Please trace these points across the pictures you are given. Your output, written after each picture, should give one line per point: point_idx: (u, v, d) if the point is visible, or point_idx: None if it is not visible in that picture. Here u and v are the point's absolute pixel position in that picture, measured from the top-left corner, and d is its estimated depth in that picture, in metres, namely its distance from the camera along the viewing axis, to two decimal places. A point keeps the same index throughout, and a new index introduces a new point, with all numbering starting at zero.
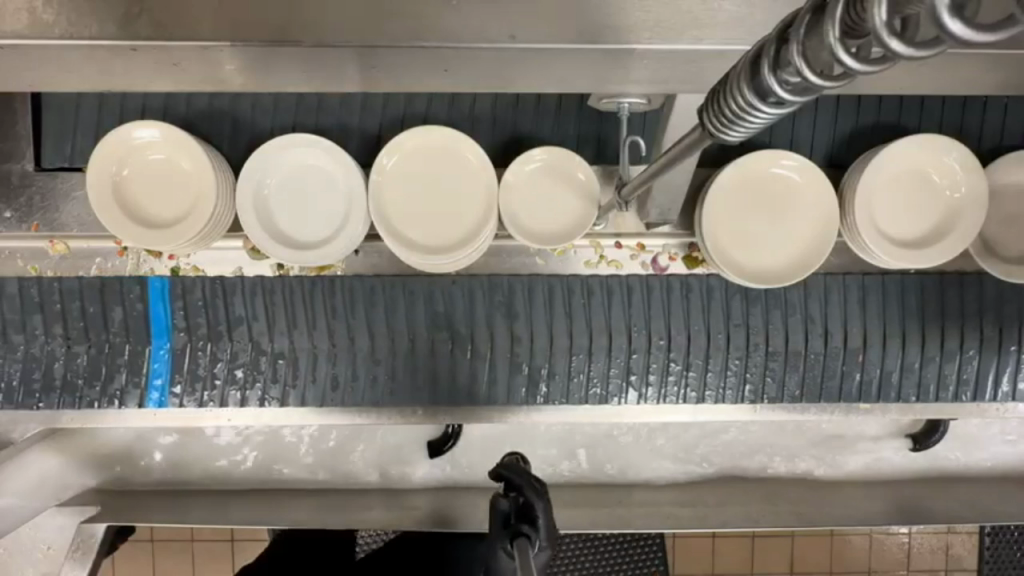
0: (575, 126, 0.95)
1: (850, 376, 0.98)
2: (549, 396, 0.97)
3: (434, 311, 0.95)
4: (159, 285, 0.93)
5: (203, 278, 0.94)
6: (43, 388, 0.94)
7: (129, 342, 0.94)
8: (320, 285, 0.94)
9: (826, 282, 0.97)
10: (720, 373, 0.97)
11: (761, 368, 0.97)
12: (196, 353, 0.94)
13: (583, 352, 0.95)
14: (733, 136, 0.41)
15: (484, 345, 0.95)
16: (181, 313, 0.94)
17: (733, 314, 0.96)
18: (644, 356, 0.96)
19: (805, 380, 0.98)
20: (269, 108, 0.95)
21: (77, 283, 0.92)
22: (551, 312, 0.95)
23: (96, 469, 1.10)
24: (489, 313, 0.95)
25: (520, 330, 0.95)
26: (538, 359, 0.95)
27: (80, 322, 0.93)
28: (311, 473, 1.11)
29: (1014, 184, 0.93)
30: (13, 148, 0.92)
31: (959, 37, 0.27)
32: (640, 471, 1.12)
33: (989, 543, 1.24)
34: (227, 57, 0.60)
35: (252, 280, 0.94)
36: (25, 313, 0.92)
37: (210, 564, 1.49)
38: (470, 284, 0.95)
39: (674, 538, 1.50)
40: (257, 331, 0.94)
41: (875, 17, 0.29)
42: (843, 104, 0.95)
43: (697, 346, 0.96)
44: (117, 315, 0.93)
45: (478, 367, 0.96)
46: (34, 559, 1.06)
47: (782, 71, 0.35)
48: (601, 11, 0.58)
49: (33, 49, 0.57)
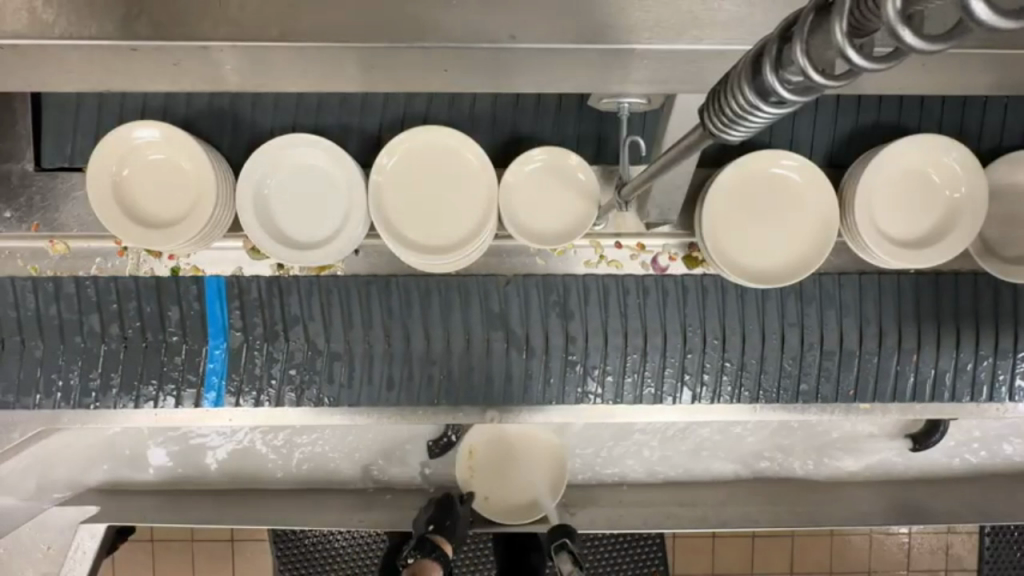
0: (575, 126, 0.95)
1: (904, 377, 0.99)
2: (601, 396, 0.97)
3: (489, 312, 0.95)
4: (216, 285, 0.94)
5: (260, 279, 0.94)
6: (100, 389, 0.95)
7: (186, 343, 0.95)
8: (372, 285, 0.95)
9: (881, 282, 0.97)
10: (775, 375, 0.98)
11: (817, 367, 0.98)
12: (253, 353, 0.95)
13: (636, 352, 0.96)
14: (734, 136, 0.41)
15: (540, 344, 0.95)
16: (238, 314, 0.95)
17: (787, 314, 0.97)
18: (698, 356, 0.97)
19: (858, 380, 0.98)
20: (269, 108, 0.95)
21: (133, 284, 0.93)
22: (606, 312, 0.96)
23: (93, 470, 1.09)
24: (544, 313, 0.95)
25: (574, 329, 0.95)
26: (592, 359, 0.96)
27: (137, 322, 0.94)
28: (315, 475, 1.11)
29: (1015, 184, 0.93)
30: (13, 148, 0.92)
31: (984, 20, 0.26)
32: (640, 471, 1.12)
33: (990, 543, 1.23)
34: (228, 57, 0.60)
35: (308, 280, 0.94)
36: (83, 314, 0.93)
37: (211, 564, 1.49)
38: (526, 284, 0.95)
39: (674, 538, 1.50)
40: (313, 331, 0.95)
41: (890, 8, 0.28)
42: (843, 104, 0.95)
43: (751, 345, 0.97)
44: (175, 316, 0.94)
45: (534, 364, 0.96)
46: (34, 558, 1.07)
47: (783, 71, 0.35)
48: (602, 11, 0.58)
49: (33, 48, 0.57)
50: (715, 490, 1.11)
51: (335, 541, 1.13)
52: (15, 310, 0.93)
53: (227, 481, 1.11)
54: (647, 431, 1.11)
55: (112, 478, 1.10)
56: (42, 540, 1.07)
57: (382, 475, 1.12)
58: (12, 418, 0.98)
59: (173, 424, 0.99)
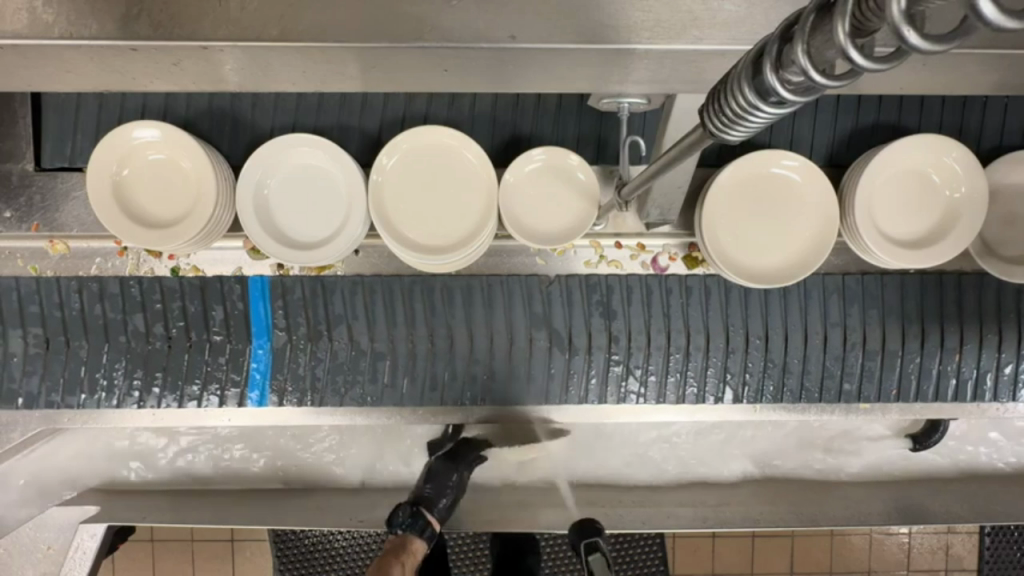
0: (575, 126, 0.95)
1: (947, 377, 0.99)
2: (644, 396, 0.98)
3: (533, 311, 0.95)
4: (260, 285, 0.94)
5: (303, 278, 0.95)
6: (143, 388, 0.95)
7: (230, 342, 0.95)
8: (418, 284, 0.95)
9: (922, 279, 0.97)
10: (818, 375, 0.98)
11: (859, 369, 0.98)
12: (297, 352, 0.96)
13: (679, 352, 0.96)
14: (734, 135, 0.42)
15: (583, 343, 0.96)
16: (282, 313, 0.95)
17: (830, 314, 0.97)
18: (741, 356, 0.97)
19: (901, 381, 0.99)
20: (269, 107, 0.95)
21: (178, 283, 0.94)
22: (650, 313, 0.96)
23: (93, 469, 1.09)
24: (587, 314, 0.96)
25: (617, 329, 0.96)
26: (635, 360, 0.96)
27: (181, 322, 0.94)
28: (316, 475, 1.11)
29: (1015, 184, 0.93)
30: (13, 147, 0.92)
31: (989, 21, 0.26)
32: (641, 470, 1.12)
33: (990, 543, 1.23)
34: (229, 57, 0.60)
35: (352, 279, 0.95)
36: (128, 313, 0.94)
37: (211, 564, 1.49)
38: (570, 283, 0.95)
39: (674, 538, 1.50)
40: (356, 331, 0.95)
41: (895, 7, 0.28)
42: (843, 104, 0.95)
43: (794, 345, 0.97)
44: (219, 315, 0.94)
45: (577, 363, 0.96)
46: (34, 559, 1.05)
47: (784, 71, 0.35)
48: (603, 11, 0.58)
49: (32, 49, 0.57)
50: (714, 490, 1.11)
51: (335, 540, 1.13)
52: (60, 310, 0.93)
53: (226, 481, 1.11)
54: (650, 430, 1.11)
55: (112, 478, 1.10)
56: (42, 539, 1.05)
57: (382, 475, 1.11)
58: (11, 418, 0.98)
59: (177, 424, 0.99)
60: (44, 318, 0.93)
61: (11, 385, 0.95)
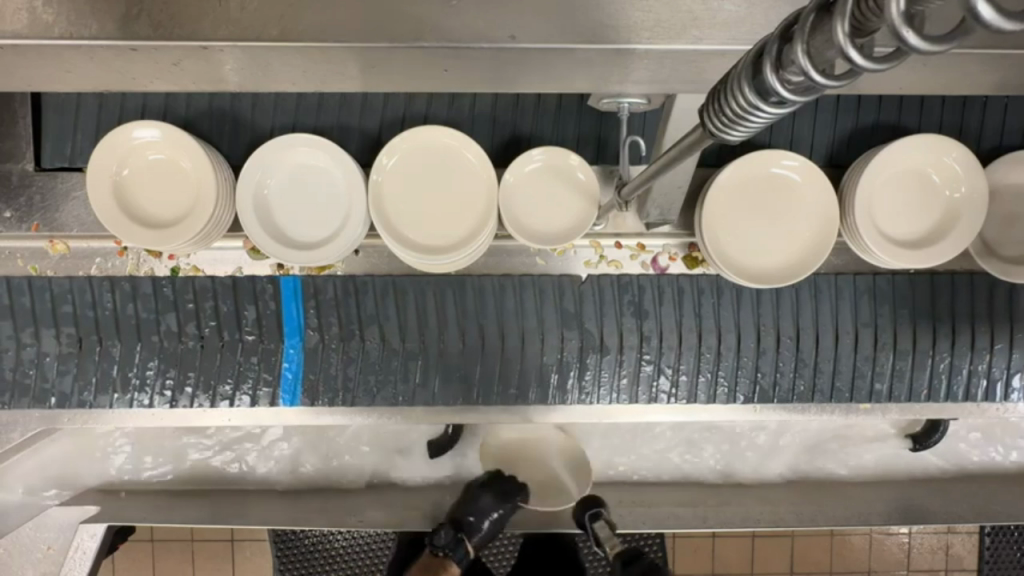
0: (575, 126, 0.95)
1: (978, 379, 0.99)
2: (676, 395, 0.98)
3: (564, 311, 0.95)
4: (292, 285, 0.94)
5: (336, 278, 0.94)
6: (175, 387, 0.95)
7: (262, 342, 0.95)
8: (449, 284, 0.95)
9: (953, 278, 0.97)
10: (849, 375, 0.98)
11: (891, 368, 0.98)
12: (329, 352, 0.96)
13: (711, 352, 0.96)
14: (734, 135, 0.42)
15: (614, 343, 0.96)
16: (314, 313, 0.95)
17: (860, 314, 0.97)
18: (773, 357, 0.97)
19: (932, 381, 0.99)
20: (269, 107, 0.95)
21: (211, 283, 0.93)
22: (682, 313, 0.96)
23: (94, 469, 1.09)
24: (619, 313, 0.95)
25: (648, 329, 0.95)
26: (667, 359, 0.96)
27: (214, 322, 0.94)
28: (318, 476, 1.11)
29: (1016, 184, 0.93)
30: (13, 147, 0.92)
31: (988, 24, 0.26)
32: (639, 470, 1.12)
33: (990, 543, 1.23)
34: (229, 57, 0.60)
35: (383, 279, 0.95)
36: (160, 313, 0.94)
37: (211, 564, 1.49)
38: (602, 284, 0.95)
39: (674, 538, 1.50)
40: (388, 331, 0.95)
41: (893, 9, 0.28)
42: (842, 104, 0.95)
43: (825, 345, 0.97)
44: (251, 315, 0.94)
45: (608, 363, 0.96)
46: (34, 559, 1.04)
47: (784, 71, 0.35)
48: (602, 11, 0.58)
49: (32, 49, 0.57)
50: (715, 490, 1.11)
51: (335, 540, 1.13)
52: (93, 309, 0.93)
53: (226, 481, 1.11)
54: (651, 430, 1.11)
55: (112, 478, 1.10)
56: (42, 540, 1.04)
57: (382, 475, 1.11)
58: (11, 418, 0.98)
59: (183, 424, 0.99)
60: (77, 318, 0.93)
61: (45, 385, 0.94)
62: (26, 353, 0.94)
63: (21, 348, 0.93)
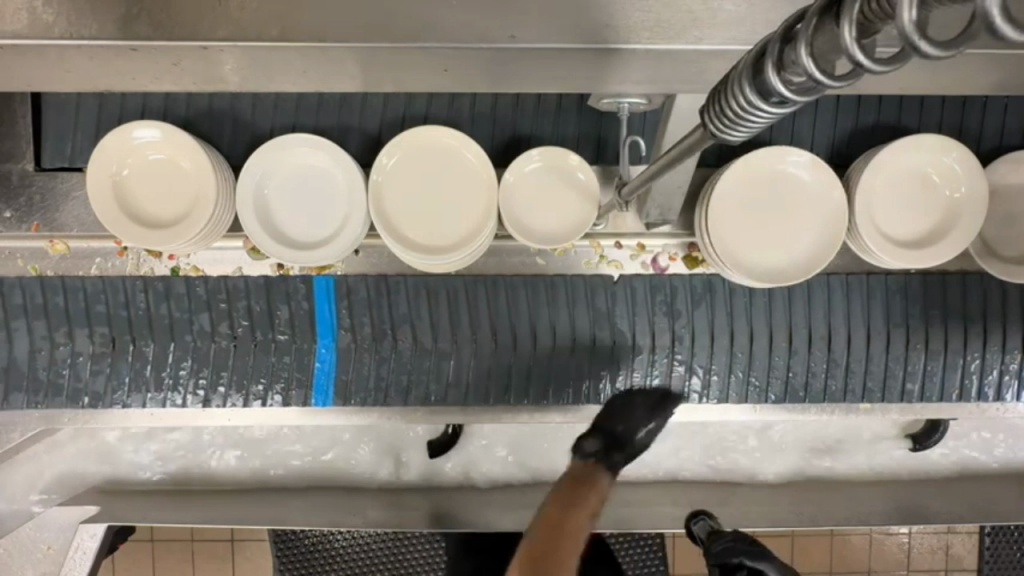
0: (575, 125, 0.95)
1: (1008, 378, 0.99)
2: (706, 395, 0.98)
3: (597, 312, 0.96)
4: (325, 285, 0.95)
5: (368, 278, 0.95)
6: (208, 388, 0.96)
7: (295, 343, 0.95)
8: (481, 283, 0.95)
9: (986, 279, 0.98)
10: (880, 375, 0.98)
11: (922, 368, 0.99)
12: (362, 353, 0.96)
13: (744, 352, 0.97)
14: (735, 135, 0.42)
15: (645, 342, 0.96)
16: (347, 313, 0.95)
17: (892, 314, 0.98)
18: (804, 358, 0.98)
19: (964, 380, 0.99)
20: (269, 108, 0.95)
21: (243, 283, 0.94)
22: (713, 313, 0.96)
23: (93, 469, 1.09)
24: (651, 313, 0.96)
25: (681, 330, 0.96)
26: (698, 359, 0.97)
27: (247, 321, 0.95)
28: (320, 477, 1.11)
29: (1016, 184, 0.93)
30: (13, 148, 0.92)
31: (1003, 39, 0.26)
32: (640, 470, 1.12)
33: (990, 543, 1.23)
34: (229, 57, 0.60)
35: (416, 279, 0.95)
36: (193, 313, 0.94)
37: (211, 564, 1.49)
38: (633, 283, 0.96)
39: (674, 538, 1.50)
40: (421, 331, 0.95)
41: (904, 16, 0.28)
42: (842, 104, 0.95)
43: (857, 345, 0.97)
44: (284, 315, 0.95)
45: (639, 362, 0.96)
46: (34, 559, 1.06)
47: (787, 72, 0.35)
48: (602, 11, 0.58)
49: (32, 49, 0.57)
50: (715, 490, 1.11)
51: (335, 540, 1.13)
52: (127, 309, 0.94)
53: (225, 480, 1.11)
54: None
55: (112, 478, 1.10)
56: (42, 539, 1.05)
57: (382, 475, 1.11)
58: (10, 418, 0.98)
59: (183, 423, 0.99)
60: (111, 317, 0.94)
61: (78, 385, 0.95)
62: (60, 352, 0.94)
63: (55, 348, 0.94)
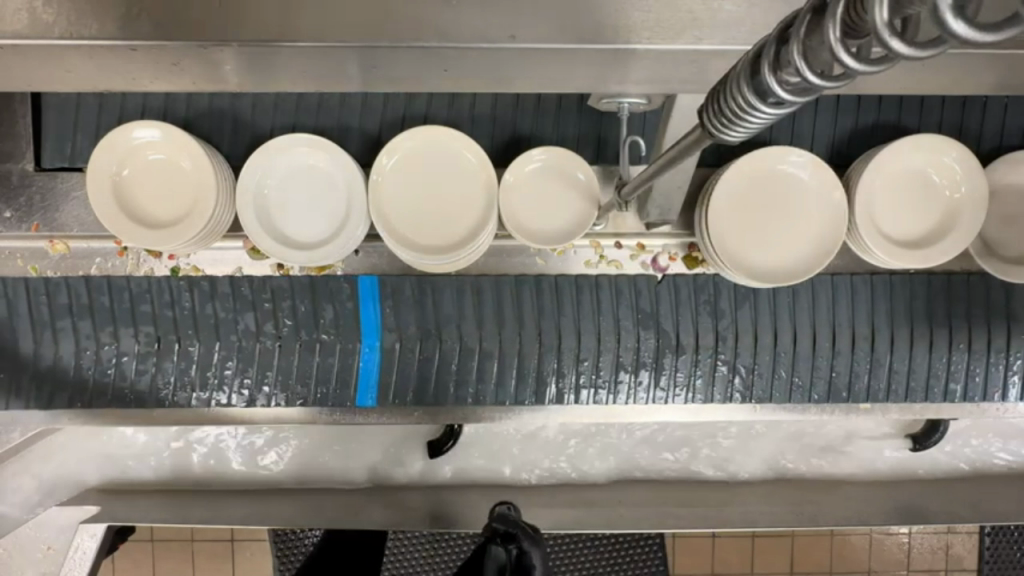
0: (575, 125, 0.95)
1: None
2: (748, 395, 0.98)
3: (641, 311, 0.96)
4: (370, 286, 0.95)
5: (411, 277, 0.95)
6: (253, 387, 0.96)
7: (339, 342, 0.95)
8: (526, 284, 0.96)
9: None
10: (924, 374, 0.99)
11: (965, 368, 0.99)
12: (407, 353, 0.96)
13: (787, 353, 0.97)
14: (733, 135, 0.41)
15: (690, 341, 0.96)
16: (391, 314, 0.95)
17: (935, 314, 0.98)
18: (847, 359, 0.98)
19: (1004, 380, 0.99)
20: (269, 107, 0.95)
21: (288, 284, 0.94)
22: (757, 313, 0.97)
23: (93, 468, 1.09)
24: (695, 314, 0.96)
25: (724, 330, 0.96)
26: (742, 358, 0.97)
27: (291, 321, 0.95)
28: (319, 476, 1.11)
29: (1017, 183, 0.93)
30: (13, 148, 0.92)
31: (960, 37, 0.26)
32: (639, 468, 1.12)
33: (990, 543, 1.23)
34: (230, 57, 0.60)
35: (461, 279, 0.95)
36: (239, 312, 0.95)
37: (211, 563, 1.49)
38: (677, 282, 0.96)
39: (674, 538, 1.51)
40: (465, 330, 0.96)
41: (876, 16, 0.28)
42: (842, 104, 0.95)
43: (900, 346, 0.98)
44: (329, 314, 0.95)
45: (683, 362, 0.97)
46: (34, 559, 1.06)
47: (782, 71, 0.35)
48: (601, 11, 0.58)
49: (32, 49, 0.57)
50: (716, 491, 1.11)
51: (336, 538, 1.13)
52: (171, 309, 0.94)
53: (224, 480, 1.11)
54: (652, 429, 1.11)
55: (112, 478, 1.10)
56: (42, 539, 1.04)
57: (381, 475, 1.11)
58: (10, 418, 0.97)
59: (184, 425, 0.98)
60: (156, 317, 0.94)
61: (123, 385, 0.95)
62: (105, 351, 0.95)
63: (100, 347, 0.94)
